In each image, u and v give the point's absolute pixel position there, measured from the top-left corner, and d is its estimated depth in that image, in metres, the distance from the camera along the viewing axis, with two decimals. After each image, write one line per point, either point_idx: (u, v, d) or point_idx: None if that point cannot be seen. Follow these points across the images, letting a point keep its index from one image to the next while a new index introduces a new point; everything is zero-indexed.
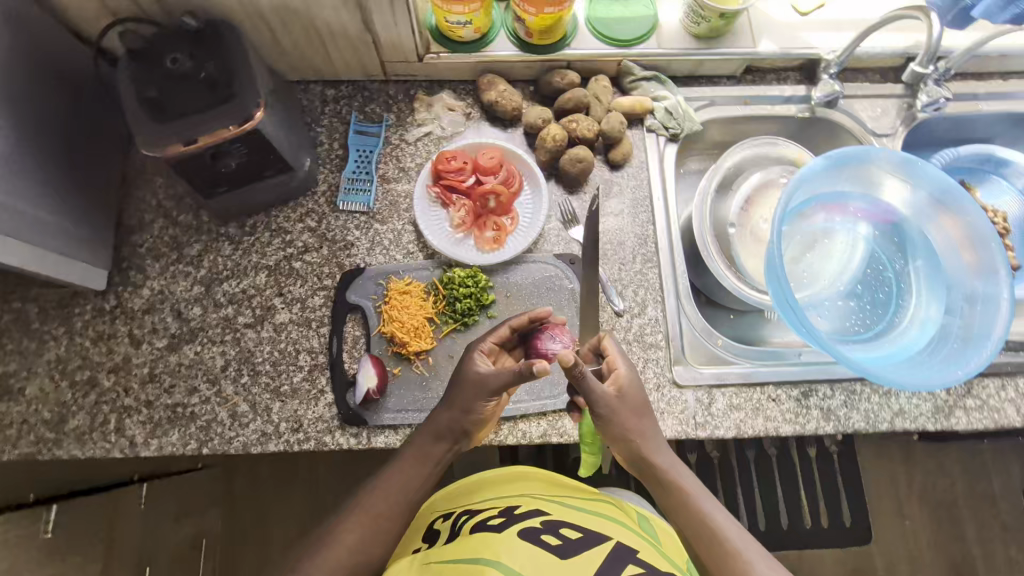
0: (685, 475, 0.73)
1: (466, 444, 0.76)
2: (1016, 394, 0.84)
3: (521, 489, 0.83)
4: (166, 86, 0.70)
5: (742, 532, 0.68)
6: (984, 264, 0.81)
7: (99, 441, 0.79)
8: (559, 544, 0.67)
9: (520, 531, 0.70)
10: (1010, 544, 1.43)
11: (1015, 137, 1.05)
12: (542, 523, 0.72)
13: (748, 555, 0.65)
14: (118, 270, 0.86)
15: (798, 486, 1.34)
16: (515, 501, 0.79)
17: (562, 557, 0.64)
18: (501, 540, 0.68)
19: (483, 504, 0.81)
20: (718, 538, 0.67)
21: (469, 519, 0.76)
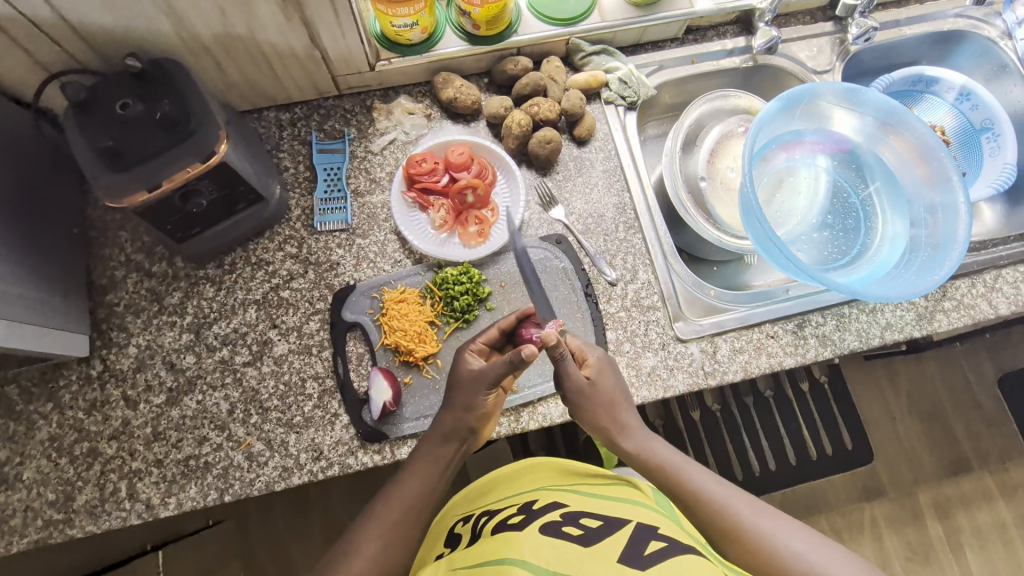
0: (662, 447, 0.76)
1: (472, 443, 0.76)
2: (985, 289, 0.90)
3: (536, 483, 0.82)
4: (122, 134, 0.68)
5: (723, 486, 0.73)
6: (937, 175, 0.86)
7: (114, 511, 0.76)
8: (582, 535, 0.65)
9: (542, 527, 0.67)
10: (997, 434, 1.52)
11: (940, 55, 1.13)
12: (561, 515, 0.69)
13: (734, 508, 0.70)
14: (98, 334, 0.82)
15: (798, 420, 1.41)
16: (533, 496, 0.78)
17: (586, 545, 0.62)
18: (522, 539, 0.65)
19: (503, 502, 0.81)
20: (707, 500, 0.71)
21: (490, 519, 0.76)
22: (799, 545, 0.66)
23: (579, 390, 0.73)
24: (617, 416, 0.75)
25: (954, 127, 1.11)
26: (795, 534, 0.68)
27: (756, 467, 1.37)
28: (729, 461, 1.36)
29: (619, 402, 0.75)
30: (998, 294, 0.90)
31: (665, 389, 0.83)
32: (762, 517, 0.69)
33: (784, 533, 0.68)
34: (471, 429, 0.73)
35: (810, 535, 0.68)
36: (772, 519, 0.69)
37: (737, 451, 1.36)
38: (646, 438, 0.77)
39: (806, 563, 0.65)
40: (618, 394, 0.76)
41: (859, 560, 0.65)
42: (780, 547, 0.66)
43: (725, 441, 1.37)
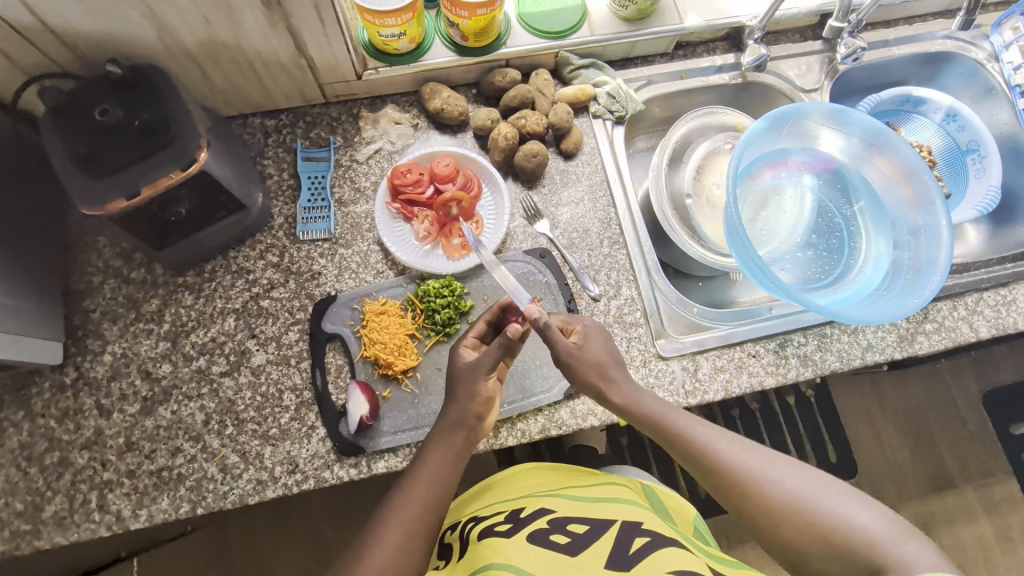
0: (646, 394, 0.75)
1: (483, 426, 0.75)
2: (967, 312, 0.91)
3: (523, 489, 0.83)
4: (99, 142, 0.67)
5: (707, 426, 0.73)
6: (921, 196, 0.86)
7: (83, 522, 0.75)
8: (569, 542, 0.68)
9: (530, 534, 0.71)
10: (979, 450, 1.53)
11: (928, 75, 1.13)
12: (549, 521, 0.72)
13: (716, 447, 0.71)
14: (73, 341, 0.81)
15: (782, 433, 1.41)
16: (521, 503, 0.79)
17: (572, 555, 0.66)
18: (510, 546, 0.69)
19: (489, 508, 0.81)
20: (689, 441, 0.72)
21: (477, 525, 0.77)
22: (777, 476, 0.67)
23: (565, 351, 0.75)
24: (608, 375, 0.75)
25: (941, 147, 1.11)
26: (775, 465, 0.69)
27: None
28: None
29: (606, 362, 0.75)
30: (979, 317, 0.91)
31: None
32: (745, 453, 0.70)
33: (764, 465, 0.69)
34: (478, 417, 0.73)
35: (791, 465, 0.69)
36: (754, 453, 0.70)
37: None
38: (633, 388, 0.76)
39: (783, 493, 0.66)
40: (607, 358, 0.76)
41: (841, 486, 0.66)
42: (759, 478, 0.68)
43: None
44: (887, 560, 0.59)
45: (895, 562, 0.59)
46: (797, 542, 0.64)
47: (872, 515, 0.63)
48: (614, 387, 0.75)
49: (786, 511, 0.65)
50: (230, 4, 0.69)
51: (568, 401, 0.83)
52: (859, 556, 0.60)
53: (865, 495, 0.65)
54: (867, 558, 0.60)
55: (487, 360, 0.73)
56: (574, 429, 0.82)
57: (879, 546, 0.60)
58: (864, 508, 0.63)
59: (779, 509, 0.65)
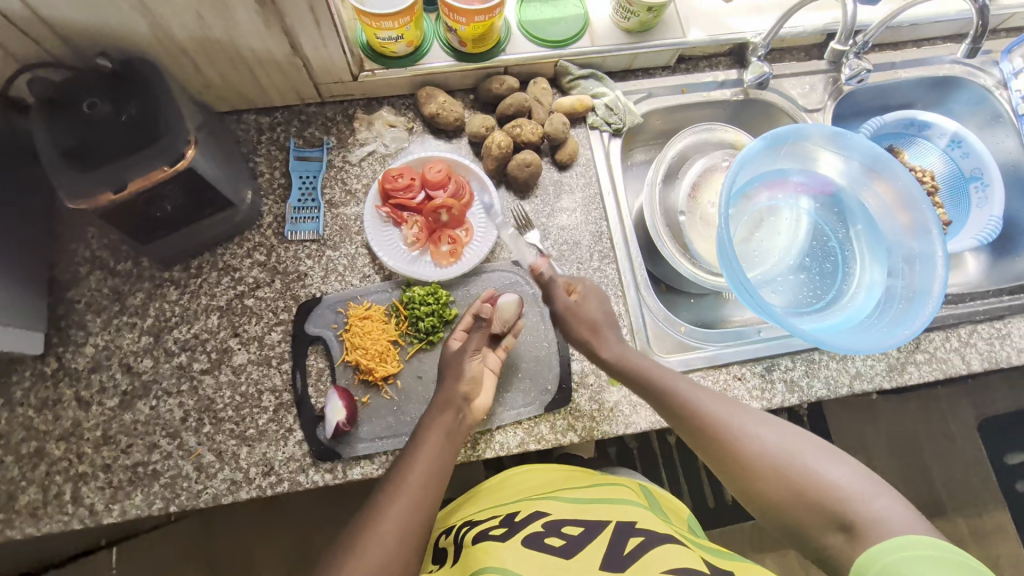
0: (635, 354, 0.76)
1: (471, 412, 0.76)
2: (959, 343, 0.90)
3: (518, 492, 0.84)
4: (85, 134, 0.66)
5: (690, 383, 0.73)
6: (917, 223, 0.85)
7: (56, 514, 0.75)
8: (564, 545, 0.68)
9: (524, 538, 0.70)
10: (971, 477, 1.51)
11: (934, 99, 1.11)
12: (544, 525, 0.73)
13: (698, 402, 0.71)
14: (56, 331, 0.81)
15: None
16: (515, 507, 0.80)
17: (567, 558, 0.66)
18: (505, 548, 0.69)
19: (485, 512, 0.81)
20: (672, 396, 0.72)
21: (472, 529, 0.77)
22: (754, 431, 0.67)
23: (565, 308, 0.79)
24: (598, 333, 0.77)
25: (943, 173, 1.10)
26: (755, 421, 0.69)
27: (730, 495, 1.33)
28: (703, 489, 1.33)
29: (601, 322, 0.77)
30: (972, 350, 0.90)
31: (625, 424, 0.83)
32: (727, 409, 0.70)
33: (742, 421, 0.69)
34: (465, 396, 0.74)
35: (770, 422, 0.69)
36: (734, 409, 0.70)
37: (711, 479, 1.33)
38: (624, 347, 0.77)
39: (759, 448, 0.66)
40: (602, 318, 0.78)
41: (819, 443, 0.66)
42: (737, 432, 0.68)
43: (699, 470, 1.34)
44: (857, 512, 0.59)
45: (864, 515, 0.59)
46: (769, 494, 0.65)
47: (847, 471, 0.62)
48: (603, 358, 0.76)
49: (761, 464, 0.65)
50: (223, 1, 0.68)
51: (549, 415, 0.82)
52: (828, 510, 0.60)
53: (844, 454, 0.65)
54: (837, 510, 0.60)
55: (477, 340, 0.77)
56: (553, 444, 0.82)
57: (849, 500, 0.60)
58: (840, 465, 0.63)
59: (755, 462, 0.66)
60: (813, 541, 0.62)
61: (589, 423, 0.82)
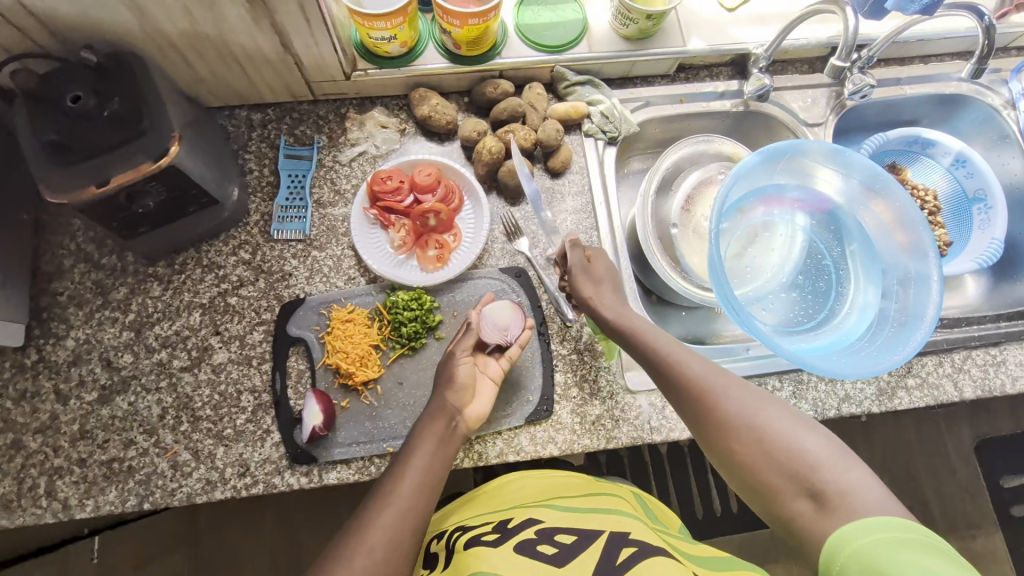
0: (633, 315, 0.74)
1: (465, 419, 0.74)
2: (952, 369, 0.88)
3: (512, 499, 0.83)
4: (69, 128, 0.66)
5: (678, 345, 0.71)
6: (914, 244, 0.83)
7: (30, 507, 0.75)
8: (557, 552, 0.66)
9: (516, 544, 0.69)
10: (965, 499, 1.49)
11: (941, 117, 1.09)
12: (537, 533, 0.71)
13: (686, 363, 0.69)
14: (37, 322, 0.81)
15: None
16: (509, 514, 0.79)
17: (560, 565, 0.64)
18: (499, 555, 0.67)
19: (478, 518, 0.80)
20: (660, 355, 0.70)
21: (465, 535, 0.76)
22: (737, 396, 0.66)
23: (579, 263, 0.79)
24: (601, 290, 0.77)
25: (947, 194, 1.07)
26: (737, 386, 0.67)
27: (719, 508, 1.31)
28: (691, 501, 1.30)
29: (605, 281, 0.78)
30: (965, 376, 0.88)
31: (607, 439, 0.82)
32: (713, 372, 0.68)
33: (726, 384, 0.67)
34: (457, 405, 0.73)
35: (752, 390, 0.67)
36: (719, 373, 0.68)
37: (699, 492, 1.30)
38: (623, 308, 0.75)
39: (739, 409, 0.65)
40: (607, 275, 0.79)
41: (799, 414, 0.65)
42: (720, 395, 0.66)
43: (691, 480, 1.30)
44: (828, 482, 0.58)
45: (836, 484, 0.58)
46: (743, 456, 0.63)
47: (823, 441, 0.62)
48: (602, 316, 0.74)
49: (740, 426, 0.64)
50: None
51: (529, 426, 0.81)
52: (801, 477, 0.60)
53: (821, 426, 0.64)
54: (809, 478, 0.59)
55: (468, 339, 0.79)
56: (532, 456, 0.81)
57: (823, 470, 0.59)
58: (816, 437, 0.62)
59: (735, 422, 0.64)
60: (780, 508, 0.61)
61: (570, 436, 0.81)
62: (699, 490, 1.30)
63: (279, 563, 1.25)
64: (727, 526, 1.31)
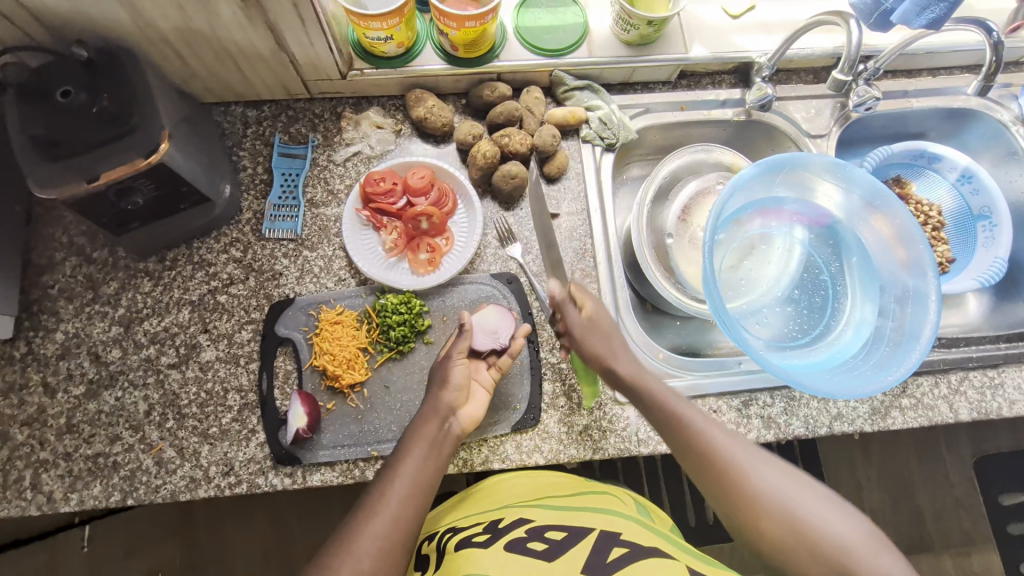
0: (652, 378, 0.72)
1: (460, 421, 0.73)
2: (948, 391, 0.86)
3: (500, 500, 0.80)
4: (55, 123, 0.65)
5: (700, 412, 0.69)
6: (914, 261, 0.81)
7: (15, 499, 0.75)
8: (546, 548, 0.65)
9: (506, 543, 0.67)
10: (965, 517, 1.44)
11: (948, 131, 1.07)
12: (527, 531, 0.69)
13: (709, 432, 0.66)
14: (27, 315, 0.81)
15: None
16: (500, 513, 0.76)
17: (551, 560, 0.62)
18: (489, 554, 0.65)
19: (468, 519, 0.78)
20: (683, 422, 0.67)
21: (456, 536, 0.74)
22: (762, 470, 0.64)
23: (579, 324, 0.76)
24: (612, 346, 0.74)
25: (951, 210, 1.05)
26: (762, 460, 0.65)
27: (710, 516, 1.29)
28: (683, 510, 1.29)
29: (614, 334, 0.75)
30: (961, 398, 0.86)
31: (593, 450, 0.81)
32: (738, 444, 0.66)
33: (751, 458, 0.65)
34: (451, 406, 0.72)
35: (777, 464, 0.65)
36: (743, 446, 0.66)
37: (691, 500, 1.29)
38: (641, 369, 0.73)
39: (766, 485, 0.62)
40: (614, 328, 0.76)
41: (824, 491, 0.63)
42: (745, 468, 0.64)
43: (682, 488, 1.29)
44: (861, 564, 0.55)
45: (869, 568, 0.55)
46: (773, 536, 0.60)
47: (852, 523, 0.59)
48: (622, 377, 0.72)
49: (768, 501, 0.61)
50: None
51: (515, 434, 0.81)
52: (831, 559, 0.57)
53: (848, 505, 0.62)
54: (839, 559, 0.56)
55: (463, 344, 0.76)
56: (517, 465, 0.80)
57: (854, 551, 0.56)
58: (846, 517, 0.60)
59: (763, 498, 0.61)
60: None
61: (556, 446, 0.81)
62: (693, 500, 1.27)
63: (270, 553, 1.26)
64: (718, 537, 1.29)
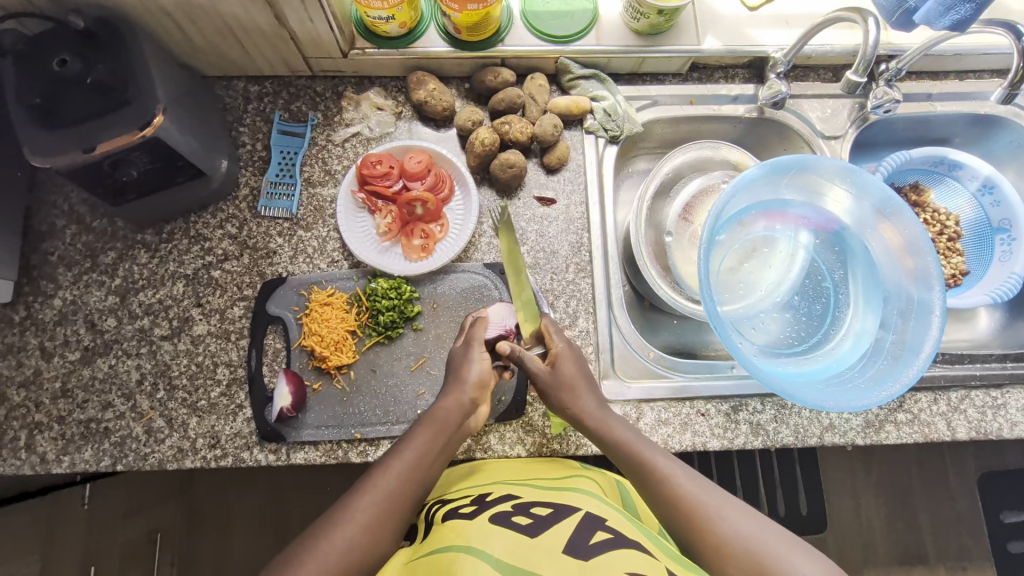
0: (619, 424, 0.71)
1: (472, 417, 0.73)
2: (947, 408, 0.84)
3: (485, 475, 0.76)
4: (51, 90, 0.66)
5: (668, 458, 0.69)
6: (920, 273, 0.78)
7: (9, 457, 0.77)
8: (531, 523, 0.61)
9: (491, 516, 0.63)
10: (964, 532, 1.41)
11: (973, 138, 1.02)
12: (513, 505, 0.65)
13: (675, 480, 0.66)
14: (28, 280, 0.82)
15: (754, 474, 1.22)
16: (488, 487, 0.72)
17: (533, 536, 0.58)
18: (473, 526, 0.61)
19: (457, 491, 0.74)
20: (649, 470, 0.67)
21: (444, 507, 0.70)
22: (730, 516, 0.63)
23: (543, 379, 0.72)
24: (578, 398, 0.72)
25: (970, 219, 1.00)
26: (729, 505, 0.64)
27: None
28: None
29: (579, 385, 0.73)
30: (960, 417, 0.84)
31: (576, 446, 0.81)
32: (706, 492, 0.65)
33: (719, 504, 0.64)
34: (462, 406, 0.70)
35: (746, 511, 0.64)
36: (711, 492, 0.65)
37: None
38: (604, 414, 0.72)
39: (732, 533, 0.61)
40: (578, 376, 0.73)
41: (794, 539, 0.61)
42: (712, 513, 0.63)
43: None
44: None
45: None
46: None
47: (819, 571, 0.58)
48: (590, 428, 0.71)
49: (733, 550, 0.60)
50: None
51: (499, 425, 0.81)
52: None
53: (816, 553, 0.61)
54: None
55: (480, 333, 0.75)
56: (499, 456, 0.80)
57: None
58: (811, 563, 0.59)
59: (727, 547, 0.60)
60: None
61: (539, 439, 0.81)
62: None
63: (265, 519, 1.29)
64: None
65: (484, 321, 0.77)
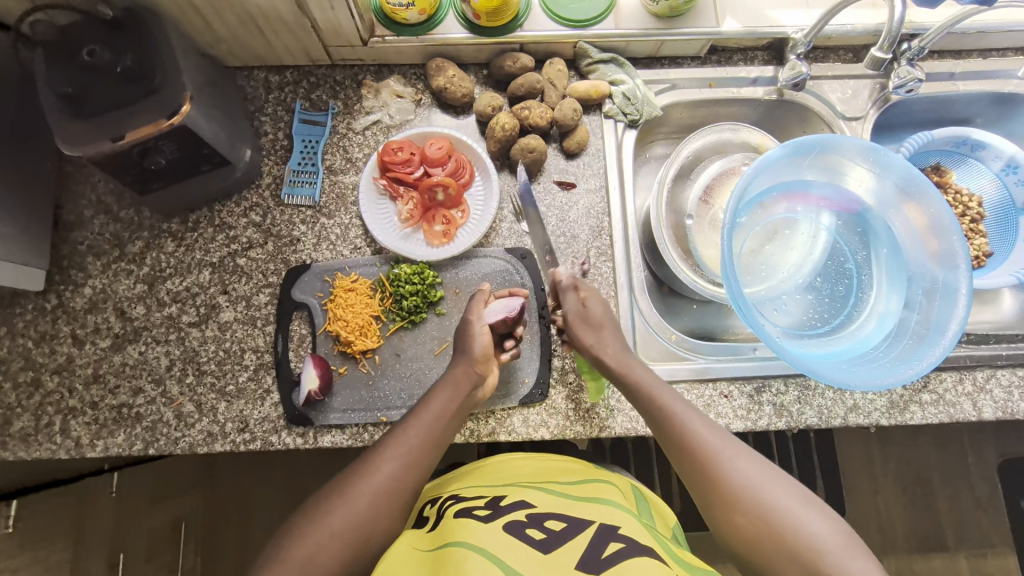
0: (645, 373, 0.72)
1: (482, 388, 0.75)
2: (973, 388, 0.83)
3: (510, 477, 0.76)
4: (84, 82, 0.67)
5: (687, 405, 0.69)
6: (945, 254, 0.78)
7: (44, 442, 0.79)
8: (544, 538, 0.60)
9: (506, 523, 0.63)
10: (984, 520, 1.39)
11: (995, 118, 1.00)
12: (527, 515, 0.65)
13: (692, 427, 0.66)
14: (58, 270, 0.84)
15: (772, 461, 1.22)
16: (503, 491, 0.72)
17: (545, 550, 0.57)
18: (487, 531, 0.61)
19: (474, 489, 0.74)
20: (666, 415, 0.68)
21: (456, 504, 0.70)
22: (742, 466, 0.63)
23: (576, 307, 0.77)
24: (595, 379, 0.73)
25: (992, 200, 0.99)
26: (744, 454, 0.64)
27: None
28: None
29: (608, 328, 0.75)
30: (986, 397, 0.83)
31: (599, 428, 0.80)
32: (721, 441, 0.65)
33: (733, 453, 0.64)
34: (472, 372, 0.73)
35: (762, 463, 0.64)
36: (726, 441, 0.65)
37: None
38: (627, 358, 0.73)
39: (742, 482, 0.62)
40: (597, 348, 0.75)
41: (808, 494, 0.62)
42: (723, 463, 0.63)
43: None
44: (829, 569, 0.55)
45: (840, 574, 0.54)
46: (744, 531, 0.60)
47: (829, 524, 0.58)
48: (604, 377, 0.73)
49: (743, 500, 0.61)
50: None
51: (522, 408, 0.81)
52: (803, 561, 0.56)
53: (828, 509, 0.61)
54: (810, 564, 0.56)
55: (478, 307, 0.77)
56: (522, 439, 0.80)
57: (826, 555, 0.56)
58: (824, 520, 0.59)
59: (739, 495, 0.61)
60: None
61: (562, 422, 0.81)
62: None
63: (286, 506, 1.32)
64: None
65: (485, 295, 0.80)
